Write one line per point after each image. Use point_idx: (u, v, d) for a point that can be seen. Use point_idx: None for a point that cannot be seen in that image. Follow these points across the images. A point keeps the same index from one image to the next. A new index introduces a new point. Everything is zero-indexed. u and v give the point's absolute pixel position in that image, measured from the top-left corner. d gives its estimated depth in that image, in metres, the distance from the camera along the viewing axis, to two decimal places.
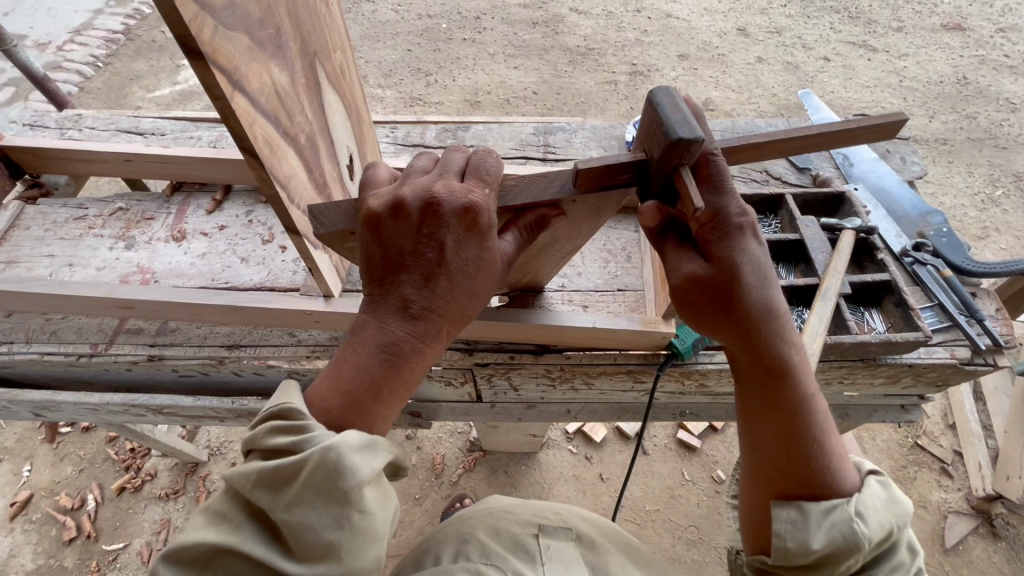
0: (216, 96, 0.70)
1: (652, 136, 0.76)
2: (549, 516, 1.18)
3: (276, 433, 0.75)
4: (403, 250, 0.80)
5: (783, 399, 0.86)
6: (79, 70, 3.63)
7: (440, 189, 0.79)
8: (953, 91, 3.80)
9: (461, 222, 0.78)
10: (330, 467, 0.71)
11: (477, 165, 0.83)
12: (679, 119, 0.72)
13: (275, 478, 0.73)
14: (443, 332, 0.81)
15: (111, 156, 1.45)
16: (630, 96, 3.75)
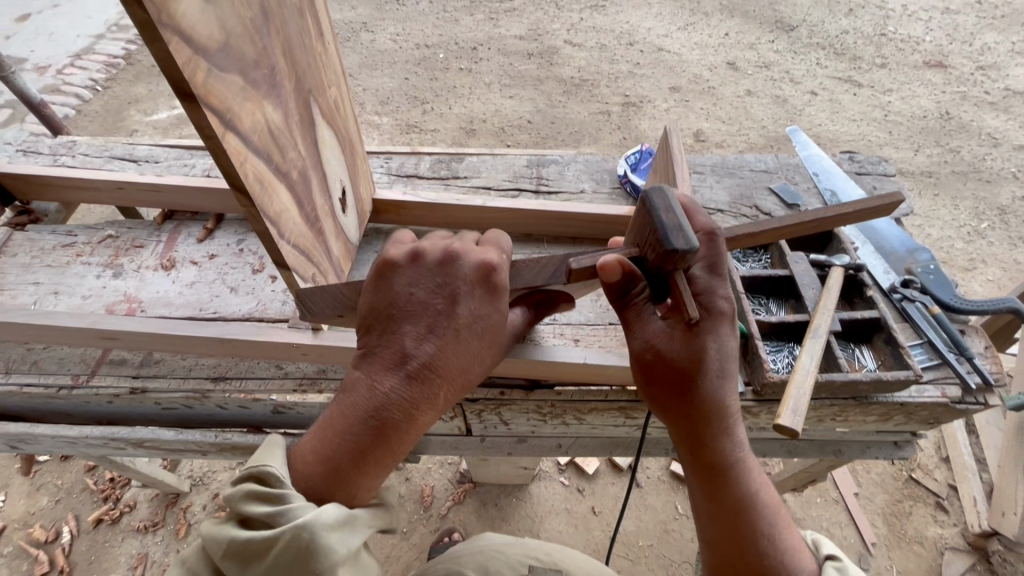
0: (207, 136, 0.70)
1: (646, 234, 0.78)
2: (540, 552, 1.16)
3: (253, 501, 0.75)
4: (408, 309, 0.85)
5: (725, 487, 0.90)
6: (77, 93, 3.65)
7: (458, 247, 0.87)
8: (936, 125, 3.91)
9: (476, 277, 0.85)
10: (304, 548, 0.72)
11: (494, 239, 0.92)
12: (680, 224, 0.73)
13: (247, 549, 0.74)
14: (433, 400, 0.85)
15: (103, 184, 1.45)
16: (623, 126, 3.82)
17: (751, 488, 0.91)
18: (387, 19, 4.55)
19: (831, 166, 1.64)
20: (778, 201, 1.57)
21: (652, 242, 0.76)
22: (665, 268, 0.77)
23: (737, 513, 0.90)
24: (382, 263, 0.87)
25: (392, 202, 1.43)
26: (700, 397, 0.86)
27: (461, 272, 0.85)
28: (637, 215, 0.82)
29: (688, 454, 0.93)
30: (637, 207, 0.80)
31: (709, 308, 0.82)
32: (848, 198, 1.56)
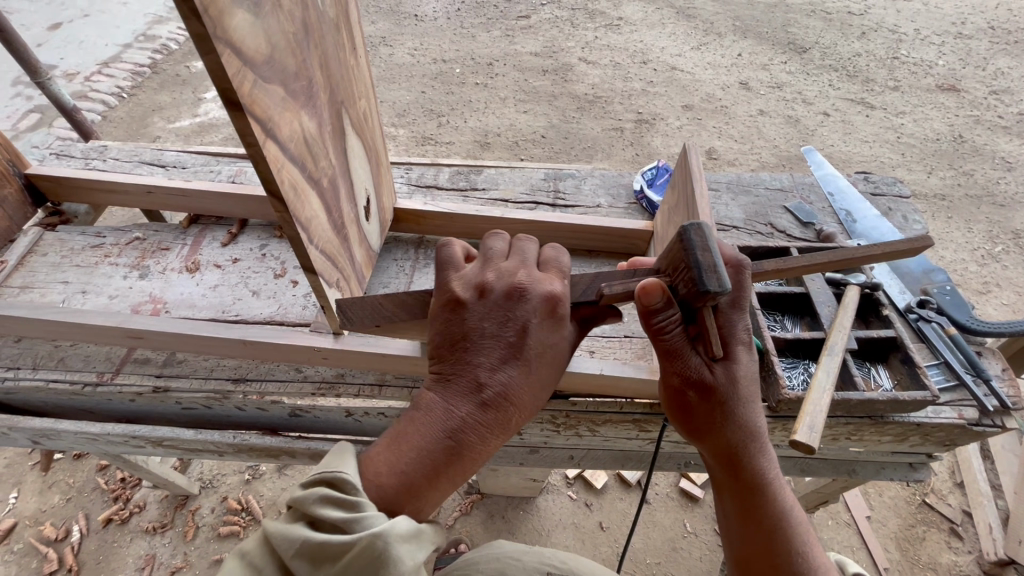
0: (250, 143, 0.73)
1: (679, 269, 0.78)
2: (554, 562, 1.15)
3: (326, 501, 0.73)
4: (484, 336, 0.83)
5: (758, 511, 0.90)
6: (103, 99, 3.75)
7: (525, 278, 0.84)
8: (949, 148, 3.91)
9: (544, 308, 0.83)
10: (378, 558, 0.69)
11: (554, 260, 0.88)
12: (715, 265, 0.73)
13: (318, 553, 0.71)
14: (505, 424, 0.84)
15: (133, 188, 1.50)
16: (635, 142, 3.86)
17: (786, 514, 0.90)
18: (405, 34, 4.65)
19: (846, 186, 1.65)
20: (793, 219, 1.58)
21: (685, 278, 0.76)
22: (697, 304, 0.78)
23: (771, 537, 0.89)
24: (453, 292, 0.86)
25: (412, 211, 1.46)
26: (733, 422, 0.87)
27: (530, 302, 0.83)
28: (671, 245, 0.80)
29: (723, 476, 0.93)
30: (674, 240, 0.78)
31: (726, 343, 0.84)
32: (864, 218, 1.56)
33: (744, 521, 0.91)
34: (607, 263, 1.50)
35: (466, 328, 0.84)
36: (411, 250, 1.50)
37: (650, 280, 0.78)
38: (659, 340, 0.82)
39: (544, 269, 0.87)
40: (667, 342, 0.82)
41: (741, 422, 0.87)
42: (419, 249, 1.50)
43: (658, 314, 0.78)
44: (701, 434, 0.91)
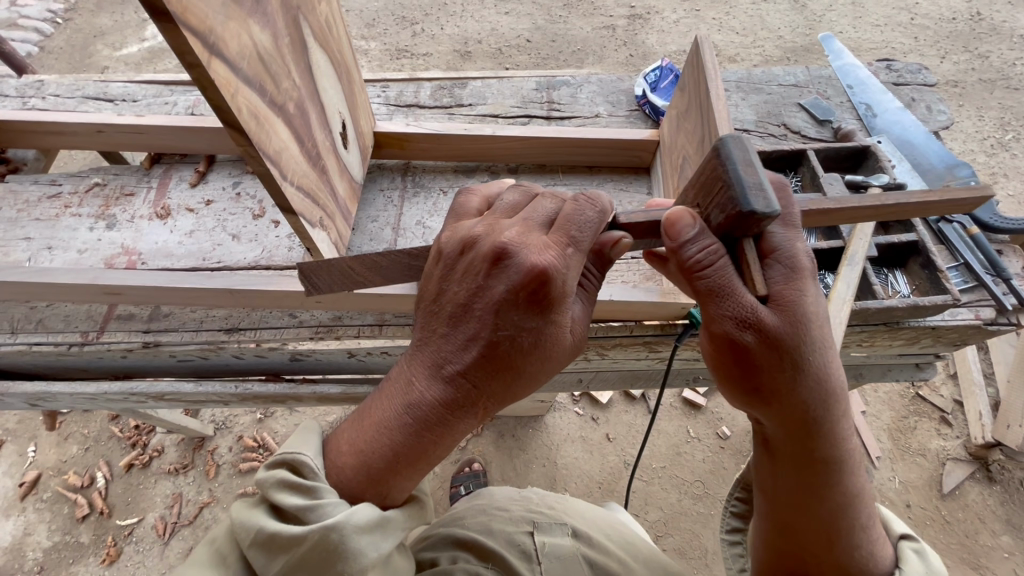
0: (191, 64, 0.61)
1: (716, 192, 0.72)
2: (545, 508, 1.18)
3: (284, 495, 0.76)
4: (452, 299, 0.77)
5: (829, 486, 0.86)
6: (37, 27, 3.35)
7: (514, 240, 0.73)
8: (965, 28, 3.63)
9: (521, 284, 0.72)
10: (333, 548, 0.73)
11: (568, 219, 0.74)
12: (755, 182, 0.69)
13: (275, 541, 0.74)
14: (475, 408, 0.80)
15: (80, 127, 1.34)
16: (629, 42, 3.54)
17: (853, 485, 0.87)
18: None
19: (866, 77, 1.51)
20: (809, 117, 1.46)
21: (722, 200, 0.71)
22: (737, 230, 0.73)
23: (838, 509, 0.86)
24: (433, 255, 0.80)
25: (395, 134, 1.32)
26: (814, 387, 0.79)
27: (512, 273, 0.72)
28: (702, 171, 0.76)
29: (792, 445, 0.86)
30: (705, 160, 0.74)
31: (792, 266, 0.76)
32: (886, 111, 1.44)
33: (809, 491, 0.87)
34: (611, 179, 1.39)
35: (441, 295, 0.78)
36: (397, 179, 1.38)
37: (683, 213, 0.73)
38: (692, 280, 0.74)
39: (547, 231, 0.74)
40: (706, 284, 0.73)
41: (824, 386, 0.80)
42: (406, 177, 1.39)
43: (692, 246, 0.72)
44: (774, 398, 0.81)
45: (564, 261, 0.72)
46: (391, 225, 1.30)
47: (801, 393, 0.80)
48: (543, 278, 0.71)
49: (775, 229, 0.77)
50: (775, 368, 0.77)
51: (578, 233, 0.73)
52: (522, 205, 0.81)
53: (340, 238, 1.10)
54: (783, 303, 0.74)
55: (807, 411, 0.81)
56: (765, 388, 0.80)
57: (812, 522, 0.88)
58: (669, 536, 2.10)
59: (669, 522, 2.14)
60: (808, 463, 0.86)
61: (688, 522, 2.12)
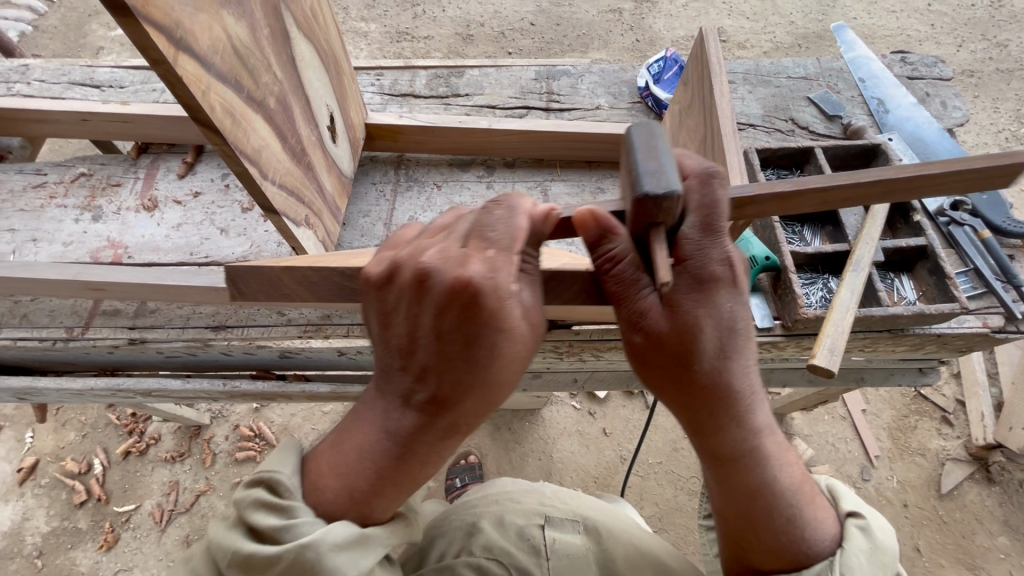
0: (156, 60, 0.57)
1: (624, 184, 0.70)
2: (556, 500, 1.17)
3: (256, 515, 0.73)
4: (403, 329, 0.71)
5: (739, 472, 0.84)
6: (30, 5, 3.28)
7: (433, 260, 0.67)
8: (984, 16, 3.52)
9: (446, 307, 0.65)
10: (309, 567, 0.71)
11: (483, 227, 0.67)
12: (649, 169, 0.66)
13: (251, 558, 0.73)
14: (459, 427, 0.73)
15: (64, 115, 1.30)
16: (635, 26, 3.44)
17: (768, 472, 0.84)
18: None
19: (879, 70, 1.45)
20: (818, 112, 1.41)
21: (627, 188, 0.68)
22: (644, 220, 0.68)
23: (755, 497, 0.84)
24: (366, 283, 0.73)
25: (387, 126, 1.28)
26: (704, 379, 0.76)
27: (436, 299, 0.66)
28: (623, 168, 0.75)
29: (696, 439, 0.86)
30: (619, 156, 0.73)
31: (696, 271, 0.71)
32: (897, 107, 1.39)
33: (722, 479, 0.86)
34: (610, 174, 1.35)
35: (389, 326, 0.72)
36: (390, 172, 1.34)
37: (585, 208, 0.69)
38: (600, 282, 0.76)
39: (466, 243, 0.68)
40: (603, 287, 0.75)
41: (719, 377, 0.77)
42: (399, 170, 1.35)
43: (596, 250, 0.70)
44: (667, 391, 0.80)
45: (488, 269, 0.64)
46: (382, 220, 1.27)
47: (692, 385, 0.77)
48: (469, 295, 0.64)
49: (689, 228, 0.70)
50: (668, 366, 0.76)
51: (492, 234, 0.66)
52: (449, 218, 0.75)
53: (328, 235, 1.07)
54: (681, 307, 0.72)
55: (699, 401, 0.79)
56: (660, 384, 0.79)
57: (735, 509, 0.87)
58: (663, 531, 2.10)
59: (663, 518, 2.13)
60: (714, 453, 0.84)
61: (683, 518, 2.12)
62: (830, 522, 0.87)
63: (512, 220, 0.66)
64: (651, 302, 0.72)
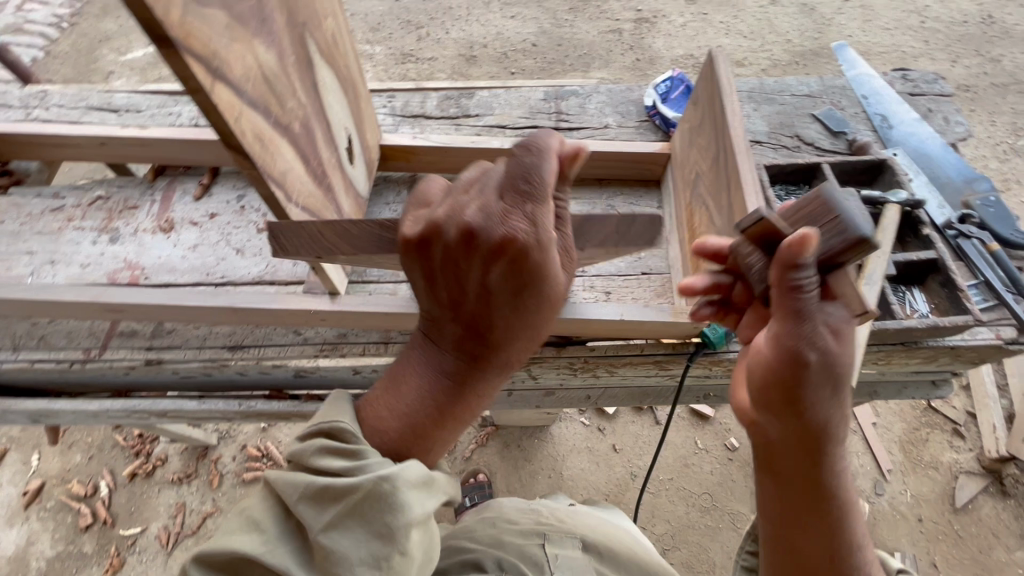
0: (194, 90, 0.58)
1: (815, 224, 0.66)
2: (554, 522, 1.15)
3: (325, 456, 0.72)
4: (449, 282, 0.72)
5: (821, 509, 0.78)
6: (43, 32, 3.35)
7: (476, 216, 0.66)
8: (977, 32, 3.60)
9: (495, 260, 0.66)
10: (383, 498, 0.69)
11: (519, 174, 0.64)
12: (860, 214, 0.63)
13: (320, 496, 0.71)
14: (505, 363, 0.79)
15: (83, 140, 1.32)
16: (635, 46, 3.51)
17: (846, 516, 0.79)
18: None
19: (881, 87, 1.48)
20: (823, 129, 1.43)
21: (833, 231, 0.64)
22: (840, 259, 0.64)
23: (830, 536, 0.78)
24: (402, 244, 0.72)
25: (401, 147, 1.30)
26: (820, 410, 0.72)
27: (484, 255, 0.67)
28: (790, 209, 0.70)
29: (781, 465, 0.80)
30: (805, 199, 0.68)
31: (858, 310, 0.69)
32: (900, 123, 1.41)
33: (798, 512, 0.80)
34: (620, 192, 1.36)
35: (433, 281, 0.73)
36: (403, 191, 1.36)
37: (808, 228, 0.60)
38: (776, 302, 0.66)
39: (502, 196, 0.66)
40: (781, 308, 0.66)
41: (825, 408, 0.72)
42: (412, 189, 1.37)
43: (800, 272, 0.62)
44: (781, 414, 0.75)
45: (529, 220, 0.65)
46: None
47: (811, 413, 0.72)
48: (517, 249, 0.65)
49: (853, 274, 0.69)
50: (798, 392, 0.70)
51: (524, 179, 0.64)
52: (477, 171, 0.75)
53: None
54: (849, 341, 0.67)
55: (807, 429, 0.74)
56: (776, 404, 0.74)
57: (780, 533, 0.82)
58: (676, 549, 2.08)
59: (675, 535, 2.11)
60: (798, 482, 0.79)
61: (695, 536, 2.10)
62: (874, 556, 0.82)
63: (541, 166, 0.63)
64: (823, 334, 0.66)
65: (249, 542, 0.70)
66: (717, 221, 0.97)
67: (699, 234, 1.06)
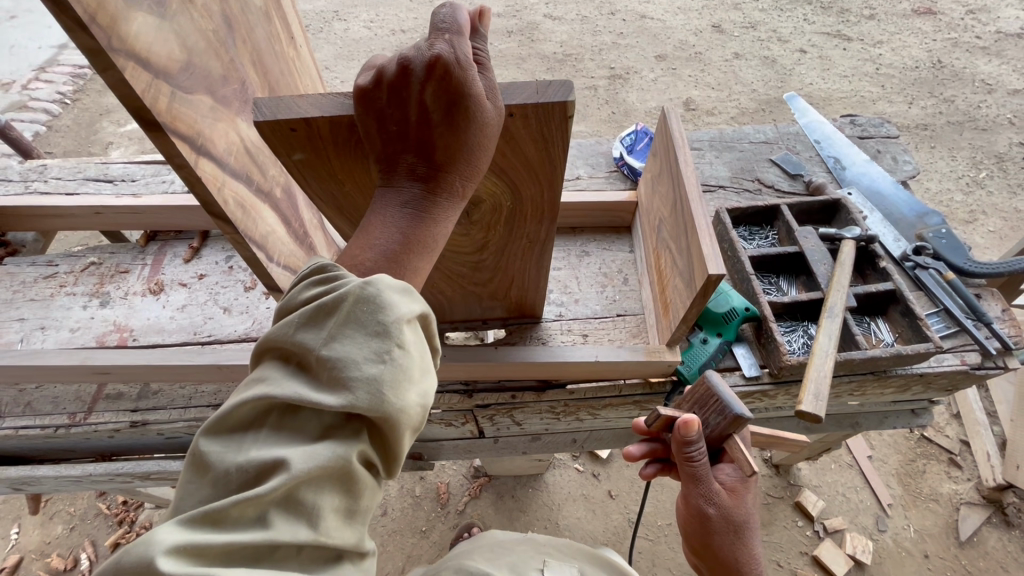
0: (179, 165, 0.64)
1: (706, 405, 0.93)
2: (551, 550, 1.22)
3: (302, 284, 0.61)
4: (391, 115, 0.66)
5: None
6: (46, 108, 3.52)
7: (409, 49, 0.65)
8: (929, 76, 3.86)
9: (425, 77, 0.62)
10: (369, 302, 0.59)
11: (437, 21, 0.64)
12: (734, 394, 0.90)
13: (311, 318, 0.60)
14: (461, 197, 0.70)
15: (79, 210, 1.39)
16: (610, 100, 3.72)
17: None
18: (359, 6, 4.47)
19: (832, 132, 1.58)
20: (781, 172, 1.52)
21: (717, 408, 0.90)
22: (725, 431, 0.92)
23: None
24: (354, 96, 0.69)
25: None
26: (726, 547, 1.01)
27: (415, 76, 0.63)
28: (691, 390, 0.96)
29: None
30: (698, 381, 0.95)
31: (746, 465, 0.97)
32: (853, 164, 1.51)
33: None
34: (594, 238, 1.43)
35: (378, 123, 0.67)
36: None
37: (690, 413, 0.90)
38: (685, 466, 0.93)
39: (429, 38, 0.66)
40: (690, 470, 0.93)
41: (730, 548, 1.01)
42: None
43: (692, 445, 0.90)
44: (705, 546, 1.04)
45: (450, 46, 0.63)
46: None
47: (720, 548, 1.02)
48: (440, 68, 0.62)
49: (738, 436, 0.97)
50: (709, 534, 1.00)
51: (442, 20, 0.64)
52: None
53: None
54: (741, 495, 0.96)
55: (720, 557, 1.03)
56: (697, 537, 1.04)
57: None
58: None
59: None
60: None
61: None
62: None
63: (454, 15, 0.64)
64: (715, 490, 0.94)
65: (253, 392, 0.58)
66: (679, 263, 1.03)
67: (666, 276, 1.11)
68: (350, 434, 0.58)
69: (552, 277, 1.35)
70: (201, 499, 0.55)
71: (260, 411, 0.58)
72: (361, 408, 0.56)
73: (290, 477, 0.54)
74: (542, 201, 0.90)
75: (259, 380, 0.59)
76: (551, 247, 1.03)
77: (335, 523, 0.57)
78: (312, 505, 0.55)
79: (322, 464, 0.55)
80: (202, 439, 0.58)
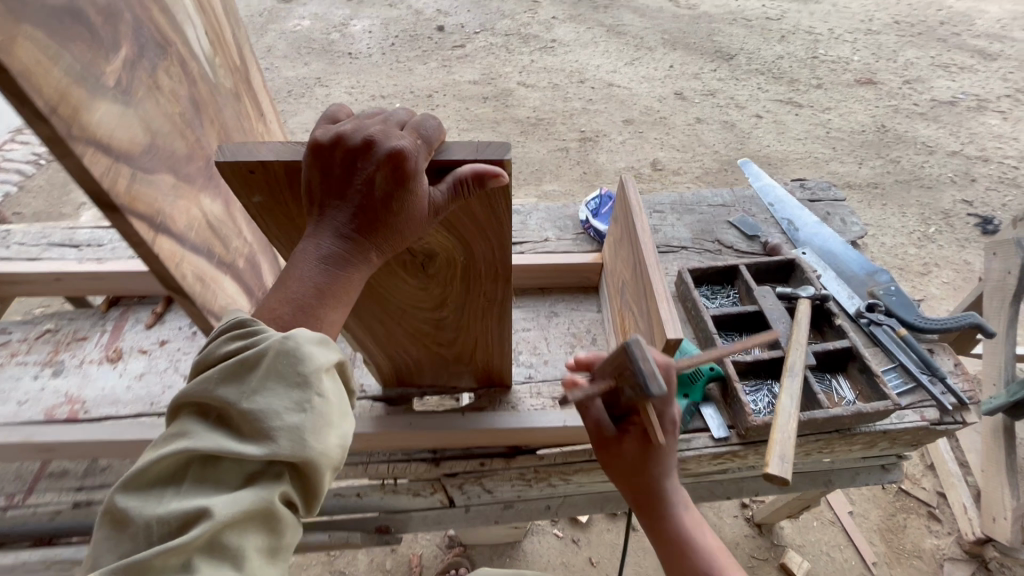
0: (136, 243, 0.64)
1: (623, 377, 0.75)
2: None
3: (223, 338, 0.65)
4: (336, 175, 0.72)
5: None
6: (19, 169, 3.51)
7: (377, 131, 0.73)
8: (874, 139, 4.15)
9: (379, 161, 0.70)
10: (289, 356, 0.65)
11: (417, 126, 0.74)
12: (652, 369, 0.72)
13: (233, 373, 0.64)
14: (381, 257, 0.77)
15: (39, 276, 1.36)
16: (581, 161, 3.89)
17: None
18: (341, 73, 4.69)
19: (784, 195, 1.67)
20: (739, 234, 1.60)
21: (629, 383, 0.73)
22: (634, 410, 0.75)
23: None
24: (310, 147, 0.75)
25: None
26: None
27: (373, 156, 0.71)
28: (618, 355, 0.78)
29: None
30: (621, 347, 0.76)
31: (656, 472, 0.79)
32: (805, 226, 1.59)
33: None
34: (562, 298, 1.45)
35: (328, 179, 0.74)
36: None
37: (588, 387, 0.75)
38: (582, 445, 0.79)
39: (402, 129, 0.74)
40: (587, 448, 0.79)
41: None
42: None
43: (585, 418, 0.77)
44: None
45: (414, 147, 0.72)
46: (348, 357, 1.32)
47: None
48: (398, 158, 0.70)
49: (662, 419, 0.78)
50: None
51: (424, 128, 0.74)
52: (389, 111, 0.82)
53: None
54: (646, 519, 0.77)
55: None
56: None
57: None
58: None
59: None
60: None
61: None
62: None
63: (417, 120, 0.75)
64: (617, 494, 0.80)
65: (174, 446, 0.61)
66: (642, 326, 1.05)
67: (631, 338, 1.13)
68: (272, 479, 0.62)
69: (522, 338, 1.36)
70: (124, 553, 0.57)
71: (180, 462, 0.60)
72: (284, 452, 0.61)
73: (212, 522, 0.57)
74: (494, 259, 0.92)
75: (179, 433, 0.62)
76: (510, 307, 1.05)
77: (261, 562, 0.60)
78: (236, 547, 0.58)
79: (246, 505, 0.59)
80: (120, 494, 0.60)
